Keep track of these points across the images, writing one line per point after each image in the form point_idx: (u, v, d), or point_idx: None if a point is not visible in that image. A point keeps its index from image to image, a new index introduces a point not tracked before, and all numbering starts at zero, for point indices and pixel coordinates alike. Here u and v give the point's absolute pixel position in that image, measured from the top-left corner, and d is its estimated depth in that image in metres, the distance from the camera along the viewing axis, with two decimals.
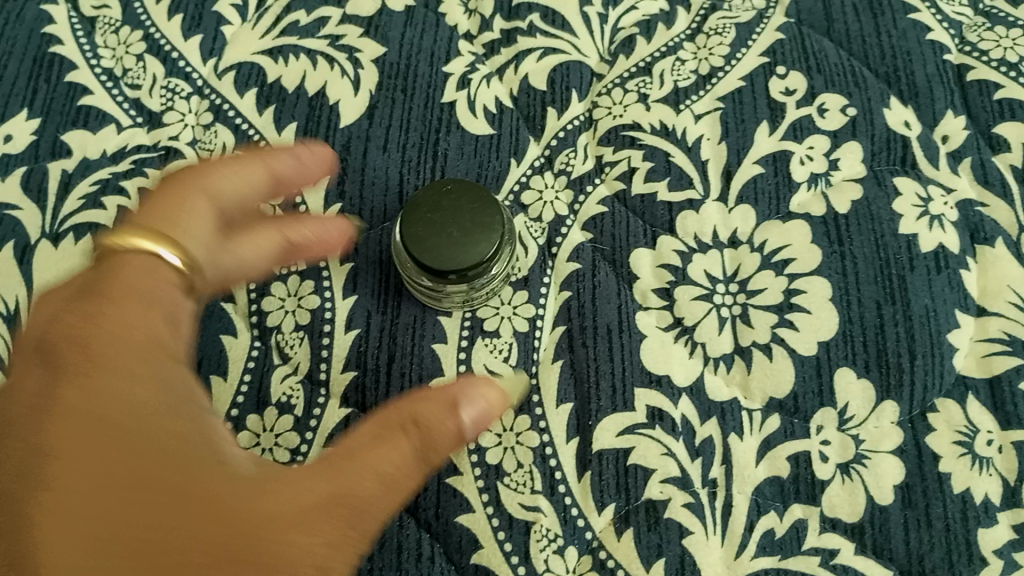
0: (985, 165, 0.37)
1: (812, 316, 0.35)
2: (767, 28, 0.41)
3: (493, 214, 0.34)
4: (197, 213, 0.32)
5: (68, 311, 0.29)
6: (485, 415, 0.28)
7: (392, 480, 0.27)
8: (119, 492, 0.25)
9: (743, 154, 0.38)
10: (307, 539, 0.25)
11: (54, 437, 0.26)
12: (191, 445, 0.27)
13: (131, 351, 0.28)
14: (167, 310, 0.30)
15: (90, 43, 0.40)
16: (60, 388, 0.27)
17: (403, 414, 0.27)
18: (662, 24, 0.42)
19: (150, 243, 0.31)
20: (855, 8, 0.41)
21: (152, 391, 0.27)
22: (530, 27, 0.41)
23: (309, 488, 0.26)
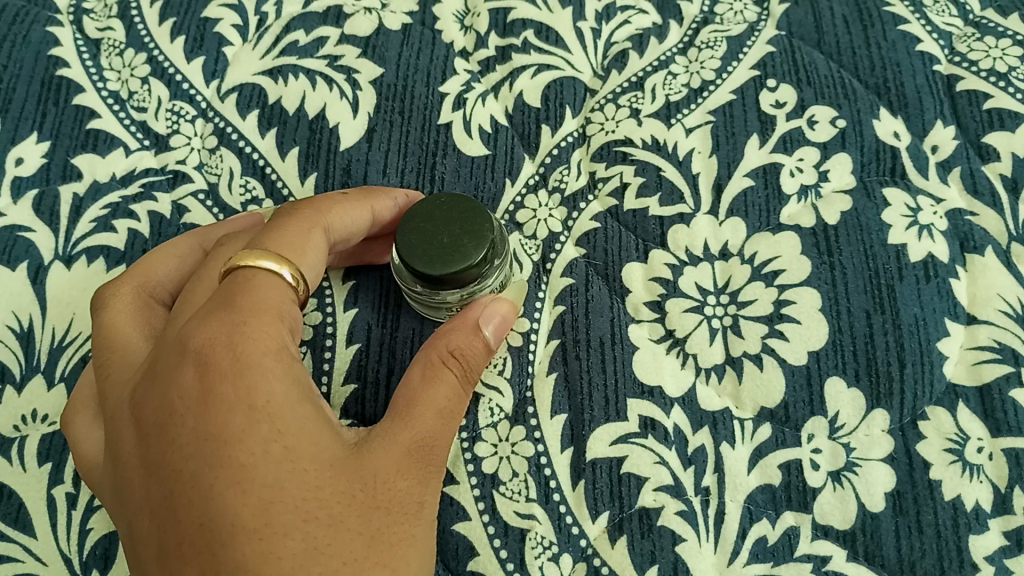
0: (974, 174, 0.37)
1: (802, 326, 0.35)
2: (758, 41, 0.42)
3: (483, 220, 0.33)
4: (318, 245, 0.33)
5: (216, 318, 0.29)
6: (503, 325, 0.33)
7: (448, 410, 0.31)
8: (274, 477, 0.26)
9: (734, 168, 0.38)
10: (410, 484, 0.28)
11: (211, 428, 0.27)
12: (315, 425, 0.28)
13: (267, 349, 0.28)
14: (291, 319, 0.30)
15: (96, 66, 0.42)
16: (211, 384, 0.27)
17: (438, 350, 0.32)
18: (654, 38, 0.42)
19: (277, 262, 0.31)
20: (845, 20, 0.42)
21: (292, 383, 0.28)
22: (524, 44, 0.42)
23: (400, 432, 0.29)
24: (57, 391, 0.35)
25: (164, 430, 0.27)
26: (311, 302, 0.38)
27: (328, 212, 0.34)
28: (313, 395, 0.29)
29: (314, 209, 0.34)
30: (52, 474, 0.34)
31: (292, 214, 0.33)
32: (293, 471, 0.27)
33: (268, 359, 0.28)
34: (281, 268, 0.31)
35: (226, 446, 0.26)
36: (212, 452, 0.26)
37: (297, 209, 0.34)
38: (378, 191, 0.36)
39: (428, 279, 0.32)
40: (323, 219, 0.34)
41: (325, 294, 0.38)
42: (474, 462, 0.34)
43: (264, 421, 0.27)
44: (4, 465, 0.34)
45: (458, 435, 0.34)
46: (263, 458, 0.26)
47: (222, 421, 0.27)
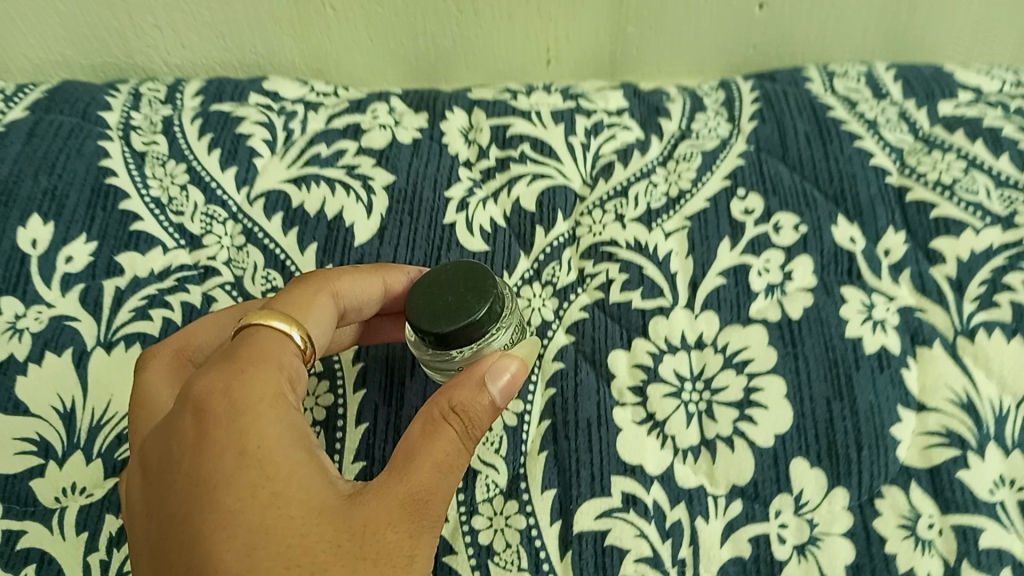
0: (923, 275, 0.42)
1: (768, 410, 0.39)
2: (729, 155, 0.47)
3: (489, 281, 0.37)
4: (325, 306, 0.38)
5: (220, 369, 0.33)
6: (512, 381, 0.34)
7: (446, 463, 0.32)
8: (259, 520, 0.29)
9: (707, 268, 0.43)
10: (399, 535, 0.30)
11: (208, 470, 0.30)
12: (307, 474, 0.31)
13: (265, 396, 0.32)
14: (292, 373, 0.34)
15: (140, 175, 0.47)
16: (211, 429, 0.31)
17: (441, 405, 0.33)
18: (637, 152, 0.48)
19: (286, 323, 0.36)
20: (807, 138, 0.47)
21: (285, 432, 0.31)
22: (522, 155, 0.47)
23: (393, 483, 0.31)
24: (95, 466, 0.39)
25: (167, 475, 0.31)
26: (325, 384, 0.42)
27: (336, 282, 0.40)
28: (309, 446, 0.32)
29: (323, 279, 0.39)
30: (87, 542, 0.37)
31: (303, 285, 0.39)
32: (278, 515, 0.29)
33: (262, 406, 0.32)
34: (289, 328, 0.36)
35: (216, 489, 0.30)
36: (205, 494, 0.30)
37: (307, 278, 0.40)
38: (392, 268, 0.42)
39: (440, 337, 0.36)
40: (330, 286, 0.39)
41: (338, 377, 0.42)
42: (471, 534, 0.37)
43: (254, 466, 0.30)
44: (45, 534, 0.38)
45: (457, 508, 0.38)
46: (250, 501, 0.29)
47: (215, 465, 0.30)
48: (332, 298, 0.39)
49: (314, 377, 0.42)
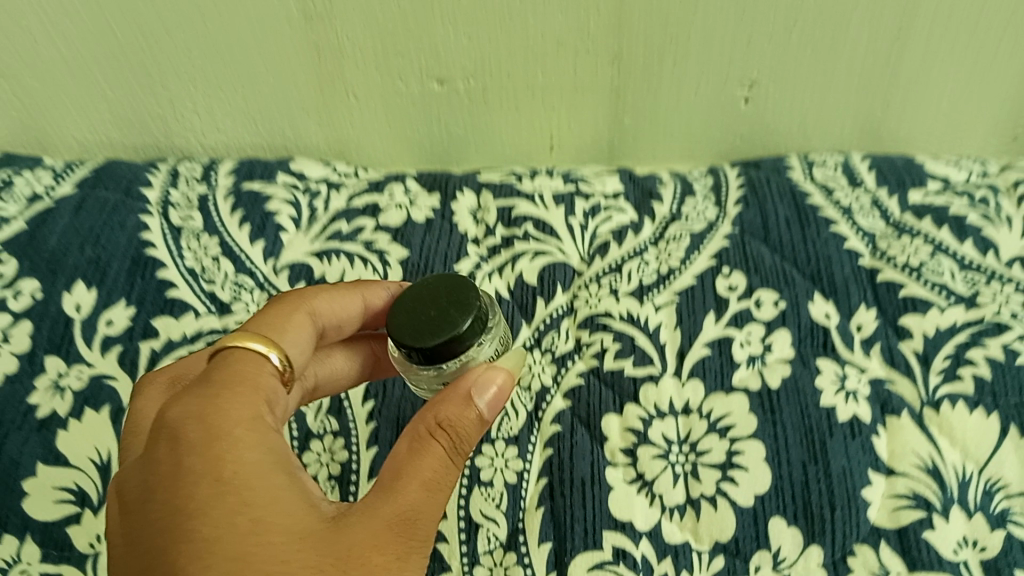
0: (892, 350, 0.45)
1: (749, 472, 0.42)
2: (715, 236, 0.51)
3: (474, 295, 0.38)
4: (302, 325, 0.40)
5: (196, 395, 0.33)
6: (498, 389, 0.35)
7: (432, 481, 0.33)
8: (239, 549, 0.29)
9: (694, 339, 0.46)
10: (386, 560, 0.30)
11: (184, 500, 0.30)
12: (287, 498, 0.31)
13: (240, 420, 0.32)
14: (268, 395, 0.35)
15: (177, 247, 0.51)
16: (186, 458, 0.31)
17: (427, 422, 0.34)
18: (631, 232, 0.52)
19: (263, 344, 0.37)
20: (787, 222, 0.52)
21: (263, 456, 0.31)
22: (525, 234, 0.52)
23: (381, 505, 0.31)
24: None
25: (141, 508, 0.31)
26: (340, 442, 0.45)
27: (312, 300, 0.42)
28: (289, 469, 0.32)
29: (300, 299, 0.41)
30: None
31: (280, 307, 0.41)
32: (259, 542, 0.29)
33: (236, 430, 0.32)
34: (267, 351, 0.37)
35: (191, 519, 0.29)
36: (179, 525, 0.29)
37: (284, 298, 0.41)
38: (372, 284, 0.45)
39: (427, 347, 0.36)
40: (306, 306, 0.41)
41: (352, 435, 0.46)
42: None
43: (230, 493, 0.30)
44: None
45: (460, 558, 0.41)
46: (229, 530, 0.29)
47: (189, 494, 0.30)
48: (309, 318, 0.41)
49: (329, 434, 0.45)
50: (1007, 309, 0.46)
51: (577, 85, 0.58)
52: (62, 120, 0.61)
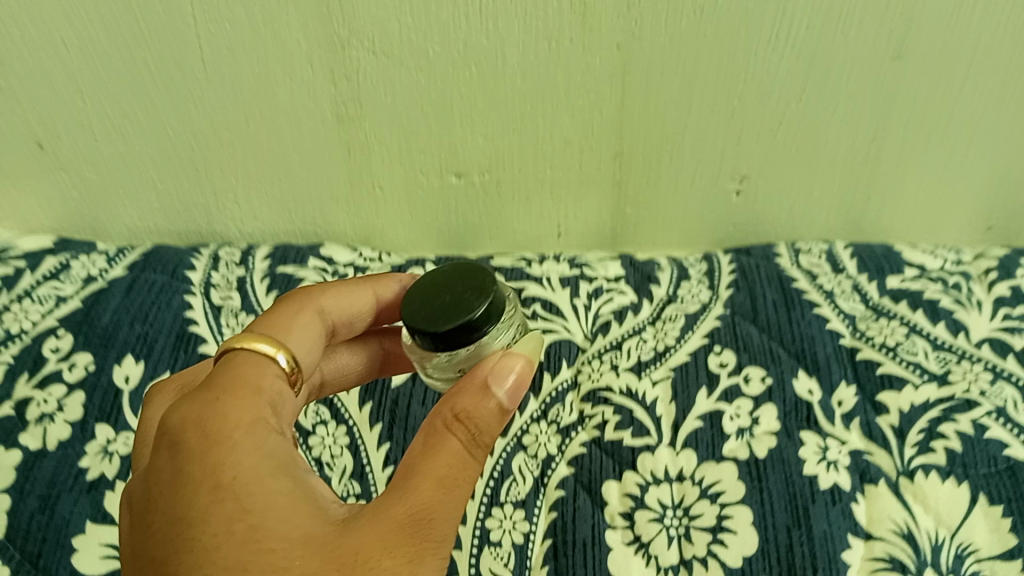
0: (870, 423, 0.49)
1: (737, 535, 0.46)
2: (708, 316, 0.56)
3: (490, 283, 0.38)
4: (312, 324, 0.42)
5: (198, 400, 0.33)
6: (516, 378, 0.35)
7: (448, 478, 0.33)
8: (238, 558, 0.29)
9: (687, 411, 0.51)
10: (396, 564, 0.30)
11: (185, 508, 0.30)
12: (289, 502, 0.31)
13: (239, 425, 0.32)
14: (273, 397, 0.35)
15: (217, 324, 0.57)
16: (187, 466, 0.31)
17: (446, 414, 0.34)
18: (631, 312, 0.57)
19: (270, 346, 0.38)
20: (775, 304, 0.56)
21: (263, 460, 0.32)
22: (533, 314, 0.57)
23: (394, 506, 0.32)
24: None
25: (145, 515, 0.31)
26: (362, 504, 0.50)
27: (320, 299, 0.43)
28: (292, 472, 0.32)
29: (309, 297, 0.43)
30: None
31: (287, 306, 0.42)
32: (258, 549, 0.29)
33: (236, 433, 0.32)
34: (275, 351, 0.38)
35: (193, 526, 0.30)
36: (179, 534, 0.30)
37: (294, 296, 0.43)
38: (381, 278, 0.47)
39: (444, 335, 0.36)
40: (315, 304, 0.43)
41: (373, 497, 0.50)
42: None
43: (230, 499, 0.30)
44: None
45: None
46: (228, 539, 0.29)
47: (190, 502, 0.30)
48: (318, 315, 0.43)
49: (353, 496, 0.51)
50: (976, 387, 0.50)
51: (582, 178, 0.64)
52: (115, 207, 0.67)
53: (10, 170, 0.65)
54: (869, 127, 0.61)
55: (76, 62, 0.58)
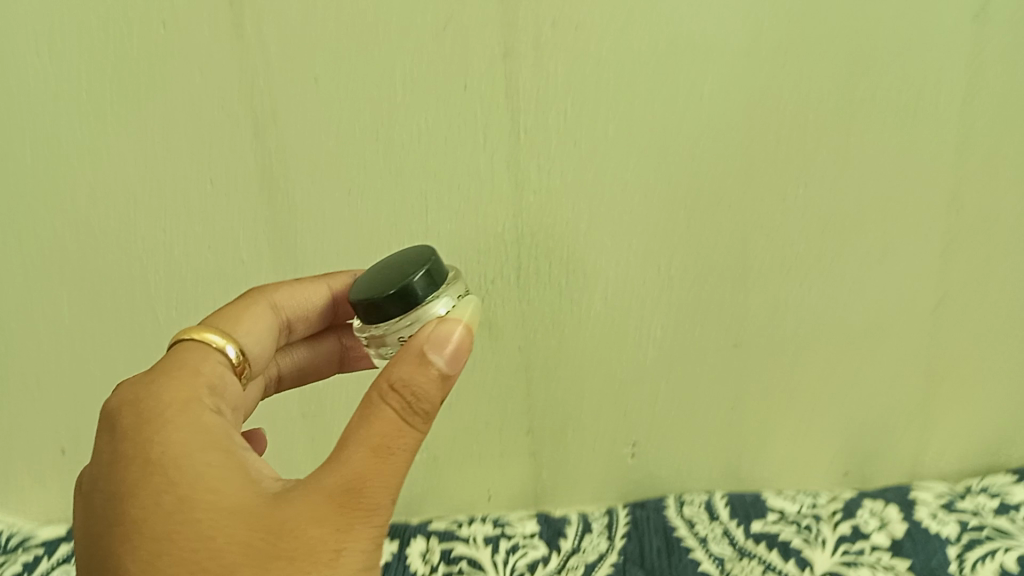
0: None
1: None
2: (604, 564, 0.69)
3: (430, 262, 0.45)
4: (260, 319, 0.53)
5: (141, 386, 0.42)
6: (448, 345, 0.39)
7: (382, 446, 0.37)
8: (165, 528, 0.36)
9: None
10: (326, 534, 0.35)
11: (122, 482, 0.38)
12: (218, 474, 0.37)
13: (169, 407, 0.40)
14: (209, 378, 0.44)
15: None
16: (126, 446, 0.39)
17: (383, 383, 0.38)
18: (541, 563, 0.70)
19: (220, 339, 0.49)
20: (659, 551, 0.69)
21: (193, 440, 0.38)
22: (460, 569, 0.69)
23: (329, 480, 0.36)
24: None
25: (95, 485, 0.39)
26: None
27: (275, 296, 0.55)
28: (226, 448, 0.39)
29: (264, 294, 0.55)
30: None
31: (244, 301, 0.54)
32: (183, 519, 0.36)
33: (170, 414, 0.40)
34: (224, 343, 0.49)
35: (130, 496, 0.37)
36: (119, 503, 0.37)
37: (252, 294, 0.55)
38: (336, 275, 0.59)
39: (382, 303, 0.43)
40: (269, 300, 0.55)
41: None
42: None
43: (157, 473, 0.37)
44: None
45: None
46: (158, 511, 0.36)
47: (126, 475, 0.38)
48: (272, 309, 0.55)
49: None
50: None
51: (504, 450, 0.77)
52: None
53: (39, 468, 0.80)
54: (730, 398, 0.74)
55: (107, 378, 0.75)
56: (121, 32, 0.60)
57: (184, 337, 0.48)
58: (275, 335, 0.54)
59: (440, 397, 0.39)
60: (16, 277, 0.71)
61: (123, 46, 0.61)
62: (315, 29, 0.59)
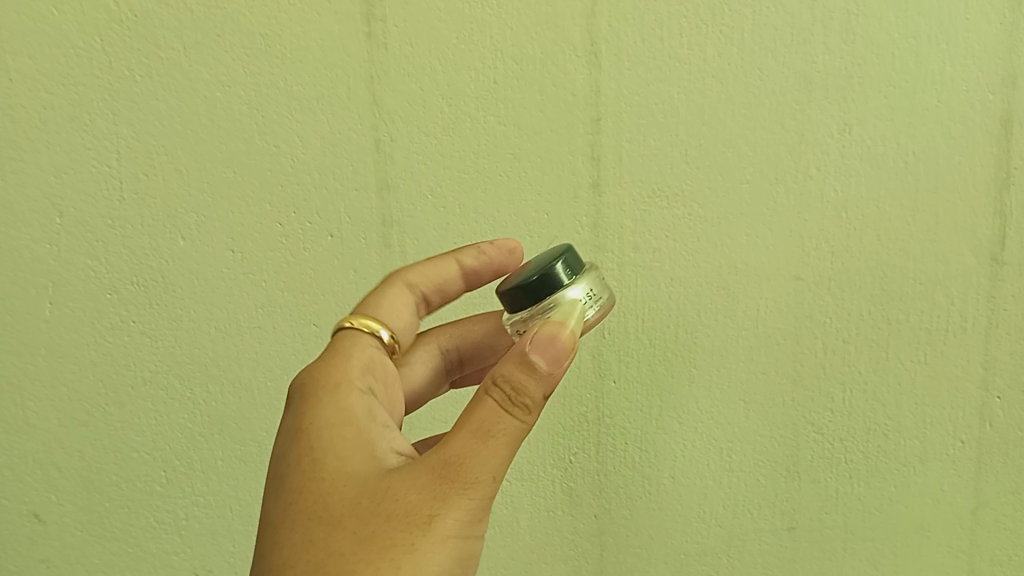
0: None
1: None
2: None
3: (571, 258, 0.55)
4: (394, 296, 0.61)
5: (312, 368, 0.54)
6: (550, 348, 0.46)
7: (480, 430, 0.45)
8: (300, 484, 0.47)
9: None
10: (420, 501, 0.45)
11: (283, 446, 0.50)
12: (352, 445, 0.49)
13: (327, 390, 0.52)
14: (361, 371, 0.55)
15: None
16: (293, 418, 0.51)
17: (492, 378, 0.47)
18: None
19: (378, 326, 0.59)
20: None
21: (338, 418, 0.50)
22: None
23: (433, 459, 0.46)
24: None
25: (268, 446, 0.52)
26: None
27: (404, 275, 0.62)
28: (362, 426, 0.50)
29: (398, 277, 0.62)
30: None
31: (383, 285, 0.62)
32: (315, 476, 0.47)
33: (325, 395, 0.52)
34: (379, 329, 0.59)
35: (286, 453, 0.50)
36: (278, 460, 0.50)
37: (389, 278, 0.62)
38: (461, 250, 0.63)
39: (526, 289, 0.53)
40: (401, 279, 0.62)
41: None
42: None
43: (305, 437, 0.50)
44: None
45: None
46: (298, 471, 0.48)
47: (287, 439, 0.51)
48: (407, 288, 0.62)
49: None
50: None
51: None
52: None
53: None
54: None
55: (204, 542, 0.80)
56: (291, 241, 0.72)
57: (343, 322, 0.60)
58: (416, 307, 0.62)
59: (544, 395, 0.47)
60: (140, 449, 0.77)
61: (291, 253, 0.72)
62: (444, 244, 0.72)
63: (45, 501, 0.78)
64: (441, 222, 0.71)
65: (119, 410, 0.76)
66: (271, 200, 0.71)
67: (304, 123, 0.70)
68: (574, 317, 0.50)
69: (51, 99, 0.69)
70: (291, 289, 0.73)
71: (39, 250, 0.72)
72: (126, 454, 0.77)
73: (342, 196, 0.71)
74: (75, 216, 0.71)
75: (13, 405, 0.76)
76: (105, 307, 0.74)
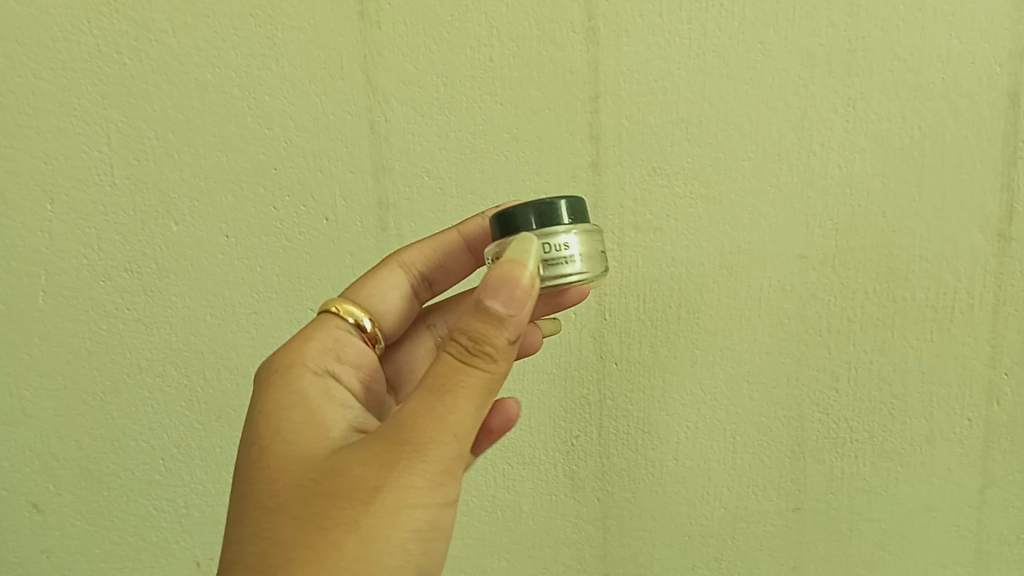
0: None
1: None
2: None
3: (578, 208, 0.52)
4: (386, 278, 0.61)
5: (275, 355, 0.55)
6: (508, 289, 0.43)
7: (436, 389, 0.43)
8: (252, 473, 0.47)
9: None
10: (368, 472, 0.43)
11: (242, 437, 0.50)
12: (309, 430, 0.49)
13: (283, 379, 0.53)
14: (320, 355, 0.55)
15: None
16: (251, 409, 0.52)
17: (453, 331, 0.44)
18: None
19: (359, 314, 0.60)
20: None
21: (292, 404, 0.51)
22: None
23: (388, 427, 0.44)
24: None
25: None
26: None
27: (401, 256, 0.62)
28: (315, 410, 0.51)
29: (394, 258, 0.62)
30: None
31: (379, 266, 0.62)
32: (266, 464, 0.47)
33: (280, 382, 0.52)
34: (362, 317, 0.60)
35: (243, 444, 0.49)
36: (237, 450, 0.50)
37: (387, 258, 0.63)
38: (467, 222, 0.63)
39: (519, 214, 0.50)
40: (398, 259, 0.62)
41: None
42: None
43: (260, 426, 0.50)
44: None
45: None
46: (250, 461, 0.48)
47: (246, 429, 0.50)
48: (403, 269, 0.62)
49: None
50: None
51: None
52: None
53: None
54: (790, 561, 0.78)
55: (204, 530, 0.79)
56: (286, 226, 0.71)
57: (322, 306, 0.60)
58: (408, 289, 0.62)
59: (508, 340, 0.44)
60: (136, 438, 0.77)
61: (286, 237, 0.71)
62: (441, 227, 0.71)
63: (44, 492, 0.78)
64: (439, 205, 0.70)
65: (116, 399, 0.76)
66: (265, 184, 0.70)
67: (299, 106, 0.68)
68: (533, 252, 0.47)
69: (39, 84, 0.68)
70: (288, 274, 0.72)
71: (31, 238, 0.71)
72: (125, 443, 0.77)
73: (338, 179, 0.70)
74: (67, 203, 0.70)
75: (8, 394, 0.75)
76: (100, 295, 0.73)
